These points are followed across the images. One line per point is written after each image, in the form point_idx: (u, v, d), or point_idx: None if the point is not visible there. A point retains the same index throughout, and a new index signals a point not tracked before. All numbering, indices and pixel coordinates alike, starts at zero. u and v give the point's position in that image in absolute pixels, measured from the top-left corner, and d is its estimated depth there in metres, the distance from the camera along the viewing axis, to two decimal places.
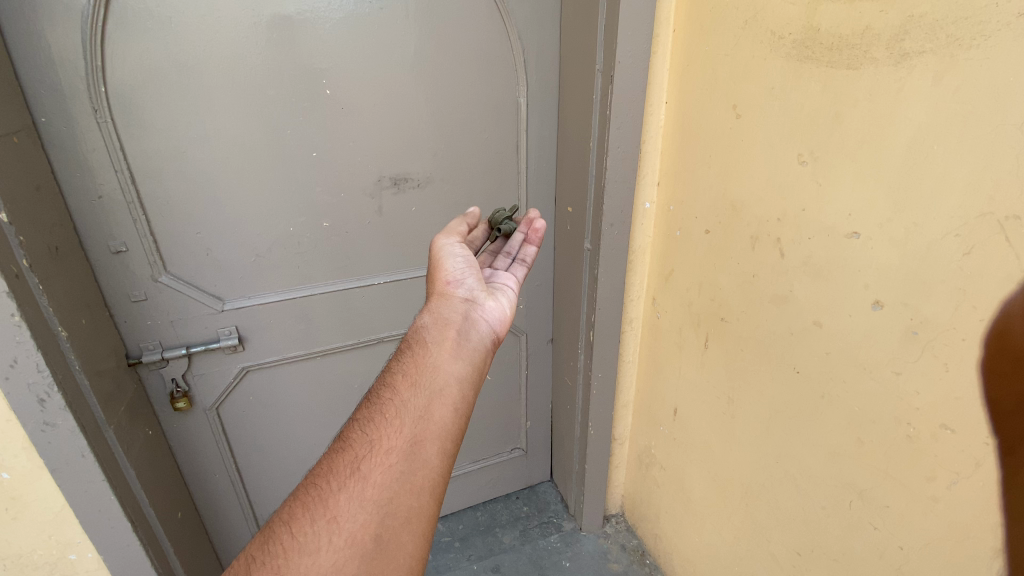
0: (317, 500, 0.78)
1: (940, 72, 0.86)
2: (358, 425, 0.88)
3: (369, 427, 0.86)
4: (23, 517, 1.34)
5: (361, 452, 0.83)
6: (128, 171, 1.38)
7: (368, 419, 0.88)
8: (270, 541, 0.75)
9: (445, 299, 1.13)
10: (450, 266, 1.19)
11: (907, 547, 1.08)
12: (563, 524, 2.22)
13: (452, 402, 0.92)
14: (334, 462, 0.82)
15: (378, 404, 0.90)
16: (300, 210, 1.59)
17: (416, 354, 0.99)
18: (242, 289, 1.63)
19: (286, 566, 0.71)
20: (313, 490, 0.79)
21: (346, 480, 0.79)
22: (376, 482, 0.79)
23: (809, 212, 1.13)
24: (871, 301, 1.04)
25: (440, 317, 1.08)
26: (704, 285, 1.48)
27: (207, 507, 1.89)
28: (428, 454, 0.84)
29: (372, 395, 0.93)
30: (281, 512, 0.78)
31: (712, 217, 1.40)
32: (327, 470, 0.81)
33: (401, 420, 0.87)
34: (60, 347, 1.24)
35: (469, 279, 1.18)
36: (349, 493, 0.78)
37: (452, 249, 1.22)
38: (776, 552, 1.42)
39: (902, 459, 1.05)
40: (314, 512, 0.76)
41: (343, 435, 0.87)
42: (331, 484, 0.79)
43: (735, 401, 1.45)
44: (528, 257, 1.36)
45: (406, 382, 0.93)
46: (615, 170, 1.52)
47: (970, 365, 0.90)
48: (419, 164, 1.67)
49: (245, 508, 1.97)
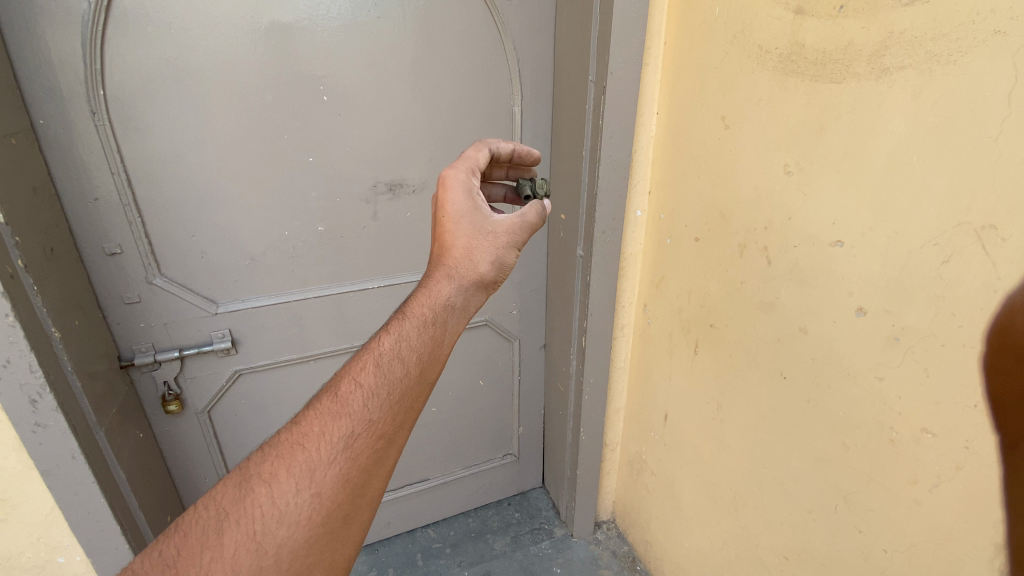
0: (303, 469, 0.78)
1: (919, 87, 0.89)
2: (361, 394, 0.84)
3: (370, 403, 0.84)
4: (11, 519, 1.33)
5: (357, 430, 0.81)
6: (125, 173, 1.39)
7: (372, 392, 0.84)
8: (250, 499, 0.76)
9: (479, 292, 1.05)
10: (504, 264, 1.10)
11: (891, 550, 1.09)
12: (554, 530, 2.22)
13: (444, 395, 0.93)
14: (328, 429, 0.81)
15: (385, 377, 0.86)
16: (296, 214, 1.60)
17: (434, 335, 0.93)
18: (236, 292, 1.64)
19: (263, 532, 0.74)
20: (301, 456, 0.79)
21: (336, 455, 0.79)
22: (363, 466, 0.80)
23: (795, 221, 1.16)
24: (855, 308, 1.07)
25: (467, 309, 1.01)
26: (694, 292, 1.50)
27: None
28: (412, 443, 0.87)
29: (381, 361, 0.88)
30: (264, 468, 0.79)
31: (702, 225, 1.43)
32: (319, 436, 0.80)
33: (402, 406, 0.86)
34: (53, 347, 1.24)
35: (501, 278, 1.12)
36: (336, 472, 0.78)
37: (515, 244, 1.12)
38: (765, 556, 1.43)
39: (885, 463, 1.07)
40: (298, 483, 0.77)
41: (341, 396, 0.85)
42: (320, 455, 0.79)
43: (724, 407, 1.47)
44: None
45: (417, 364, 0.89)
46: (608, 178, 1.54)
47: (950, 370, 0.92)
48: (415, 170, 1.69)
49: None
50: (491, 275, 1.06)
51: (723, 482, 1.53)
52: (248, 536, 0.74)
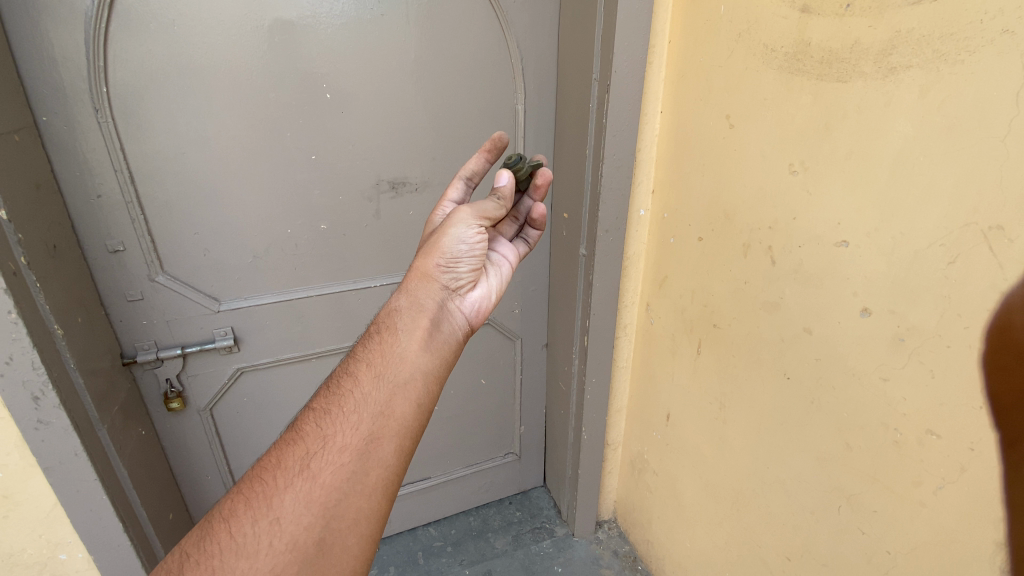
0: (261, 497, 0.80)
1: (926, 86, 0.89)
2: (314, 417, 0.88)
3: (323, 421, 0.87)
4: (14, 516, 1.33)
5: (312, 448, 0.84)
6: (128, 171, 1.39)
7: (323, 411, 0.89)
8: (210, 538, 0.77)
9: (427, 285, 1.10)
10: (451, 247, 1.12)
11: (895, 551, 1.09)
12: (556, 529, 2.21)
13: (415, 398, 0.92)
14: (283, 456, 0.84)
15: (336, 395, 0.91)
16: (299, 212, 1.60)
17: (383, 342, 0.98)
18: (238, 289, 1.64)
19: (223, 568, 0.74)
20: (259, 486, 0.82)
21: (293, 478, 0.81)
22: (325, 484, 0.81)
23: (800, 220, 1.15)
24: (860, 309, 1.06)
25: (416, 304, 1.06)
26: (698, 291, 1.50)
27: (198, 508, 1.88)
28: (384, 453, 0.86)
29: (333, 385, 0.94)
30: (223, 506, 0.81)
31: (706, 224, 1.43)
32: (276, 464, 0.83)
33: (358, 415, 0.87)
34: (55, 344, 1.24)
35: (461, 265, 1.14)
36: (295, 494, 0.80)
37: (462, 229, 1.12)
38: (768, 558, 1.42)
39: (889, 464, 1.06)
40: (257, 511, 0.78)
41: (297, 426, 0.89)
42: (277, 481, 0.81)
43: (727, 407, 1.46)
44: (530, 237, 1.40)
45: (369, 375, 0.93)
46: (611, 177, 1.54)
47: (956, 371, 0.92)
48: (417, 168, 1.69)
49: None
50: (432, 265, 1.11)
51: (725, 482, 1.53)
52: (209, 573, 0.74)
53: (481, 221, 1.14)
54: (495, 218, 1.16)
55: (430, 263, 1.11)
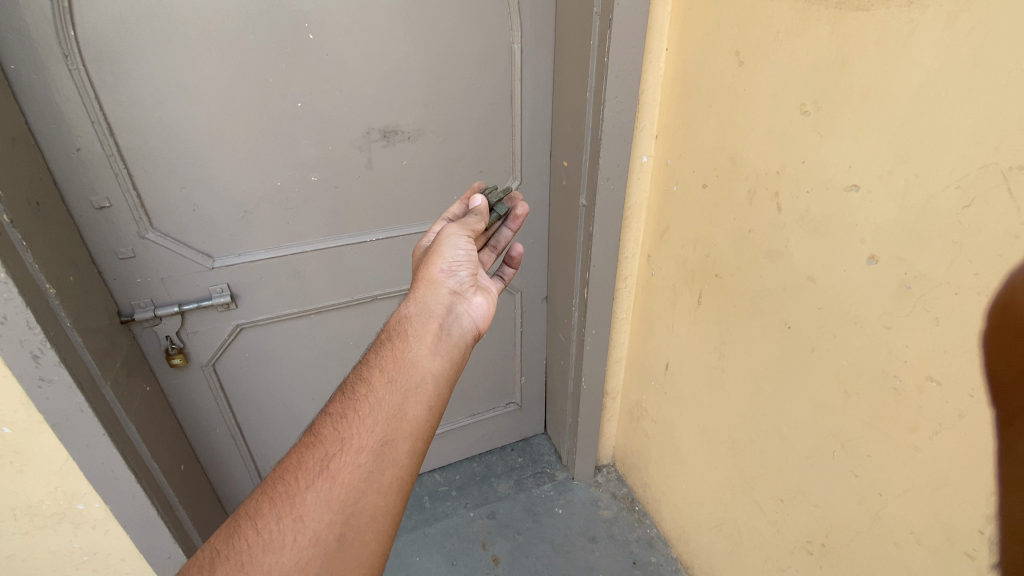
0: (284, 496, 0.80)
1: (954, 13, 0.81)
2: (331, 420, 0.89)
3: (341, 424, 0.87)
4: (28, 470, 1.35)
5: (331, 450, 0.84)
6: (106, 123, 1.32)
7: (340, 414, 0.89)
8: (236, 535, 0.77)
9: (433, 291, 1.12)
10: (448, 256, 1.15)
11: (887, 493, 1.10)
12: (556, 474, 2.29)
13: (428, 400, 0.93)
14: (303, 457, 0.84)
15: (352, 399, 0.91)
16: (287, 164, 1.54)
17: (395, 347, 1.00)
18: (231, 245, 1.61)
19: (250, 563, 0.74)
20: (281, 486, 0.82)
21: (314, 479, 0.81)
22: (344, 482, 0.81)
23: (809, 165, 1.10)
24: (867, 257, 1.03)
25: (424, 310, 1.08)
26: (700, 241, 1.46)
27: (210, 459, 1.93)
28: (400, 453, 0.86)
29: (348, 389, 0.94)
30: (247, 505, 0.81)
31: (710, 171, 1.37)
32: (296, 466, 0.83)
33: (374, 418, 0.88)
34: (49, 303, 1.23)
35: (460, 271, 1.16)
36: (316, 492, 0.80)
37: (455, 239, 1.17)
38: (761, 500, 1.45)
39: (888, 410, 1.07)
40: (280, 509, 0.79)
41: (314, 430, 0.89)
42: (299, 481, 0.81)
43: (727, 356, 1.46)
44: (505, 276, 1.41)
45: (383, 378, 0.94)
46: (613, 122, 1.46)
47: (961, 318, 0.90)
48: (409, 115, 1.61)
49: (247, 461, 2.01)
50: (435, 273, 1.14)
51: (723, 428, 1.55)
52: (237, 568, 0.74)
53: (469, 233, 1.19)
54: (479, 231, 1.22)
55: (433, 270, 1.14)
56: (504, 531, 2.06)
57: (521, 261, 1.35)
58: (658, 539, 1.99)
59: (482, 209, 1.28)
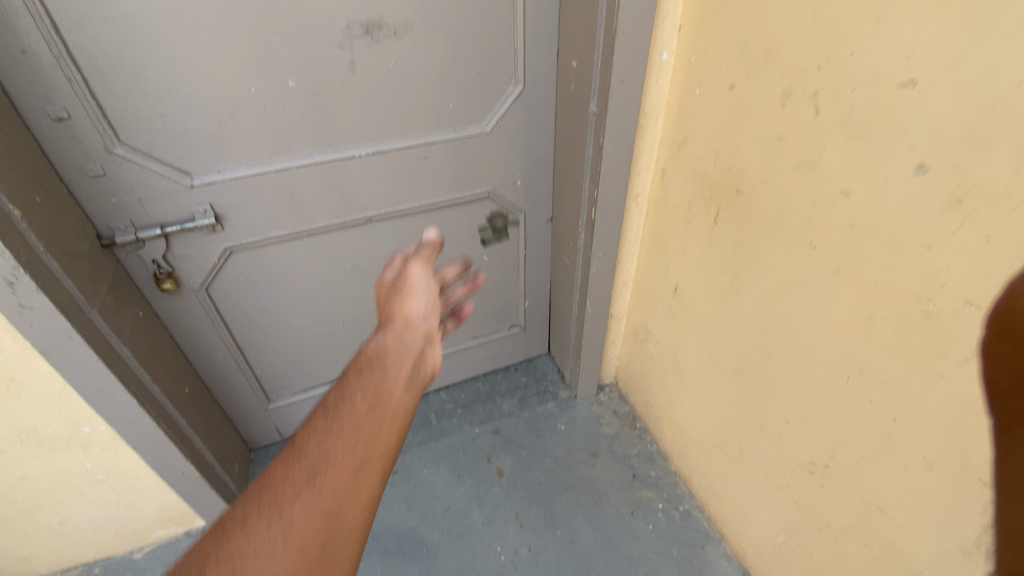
0: (268, 500, 0.73)
1: None
2: (307, 428, 0.82)
3: (320, 426, 0.82)
4: (26, 396, 1.32)
5: (313, 448, 0.79)
6: (46, 17, 1.14)
7: (316, 423, 0.83)
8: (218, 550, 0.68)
9: (404, 325, 1.05)
10: (415, 290, 1.10)
11: (902, 419, 1.06)
12: (559, 392, 2.32)
13: (403, 398, 0.91)
14: (282, 462, 0.77)
15: (328, 408, 0.86)
16: (259, 66, 1.36)
17: (370, 368, 0.94)
18: (209, 162, 1.47)
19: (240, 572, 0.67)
20: (261, 493, 0.74)
21: (298, 479, 0.75)
22: (333, 474, 0.77)
23: (860, 57, 0.93)
24: (914, 166, 0.91)
25: (398, 340, 1.01)
26: (722, 152, 1.32)
27: (216, 385, 1.91)
28: (382, 441, 0.84)
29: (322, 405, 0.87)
30: (226, 518, 0.72)
31: (740, 69, 1.19)
32: (276, 471, 0.76)
33: (354, 413, 0.84)
34: (15, 227, 1.14)
35: (428, 309, 1.09)
36: (304, 491, 0.74)
37: (417, 274, 1.13)
38: (765, 421, 1.44)
39: (914, 335, 1.00)
40: (266, 513, 0.72)
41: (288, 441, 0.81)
42: (283, 482, 0.75)
43: (742, 279, 1.38)
44: (455, 303, 1.28)
45: (361, 389, 0.89)
46: (631, 10, 1.25)
47: (1019, 235, 0.79)
48: (394, 5, 1.39)
49: (256, 386, 1.99)
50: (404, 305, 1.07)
51: (732, 349, 1.49)
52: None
53: (426, 264, 1.16)
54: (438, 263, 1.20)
55: (402, 307, 1.07)
56: (508, 446, 2.11)
57: (481, 284, 1.26)
58: (657, 454, 2.05)
59: (436, 242, 1.22)
